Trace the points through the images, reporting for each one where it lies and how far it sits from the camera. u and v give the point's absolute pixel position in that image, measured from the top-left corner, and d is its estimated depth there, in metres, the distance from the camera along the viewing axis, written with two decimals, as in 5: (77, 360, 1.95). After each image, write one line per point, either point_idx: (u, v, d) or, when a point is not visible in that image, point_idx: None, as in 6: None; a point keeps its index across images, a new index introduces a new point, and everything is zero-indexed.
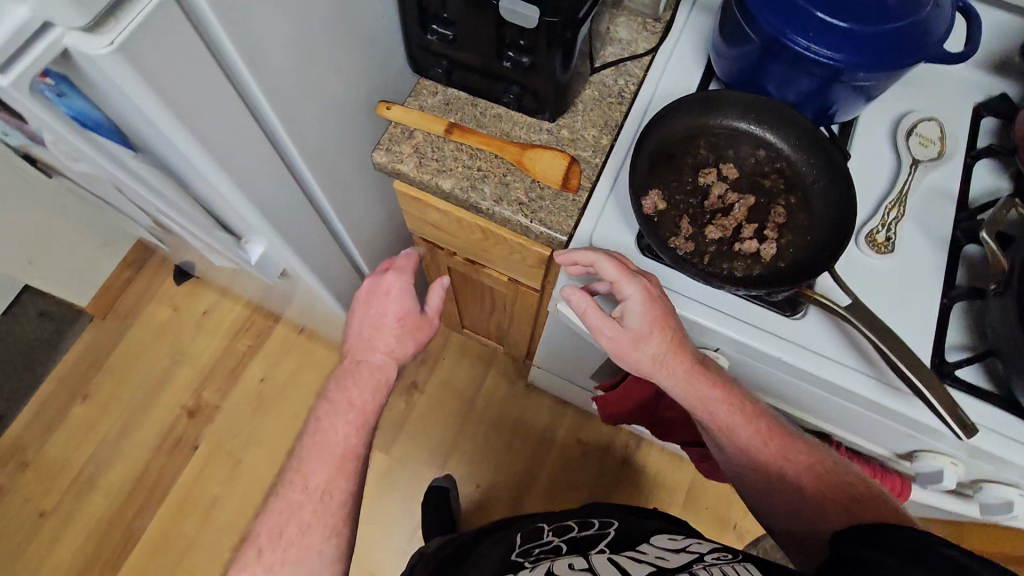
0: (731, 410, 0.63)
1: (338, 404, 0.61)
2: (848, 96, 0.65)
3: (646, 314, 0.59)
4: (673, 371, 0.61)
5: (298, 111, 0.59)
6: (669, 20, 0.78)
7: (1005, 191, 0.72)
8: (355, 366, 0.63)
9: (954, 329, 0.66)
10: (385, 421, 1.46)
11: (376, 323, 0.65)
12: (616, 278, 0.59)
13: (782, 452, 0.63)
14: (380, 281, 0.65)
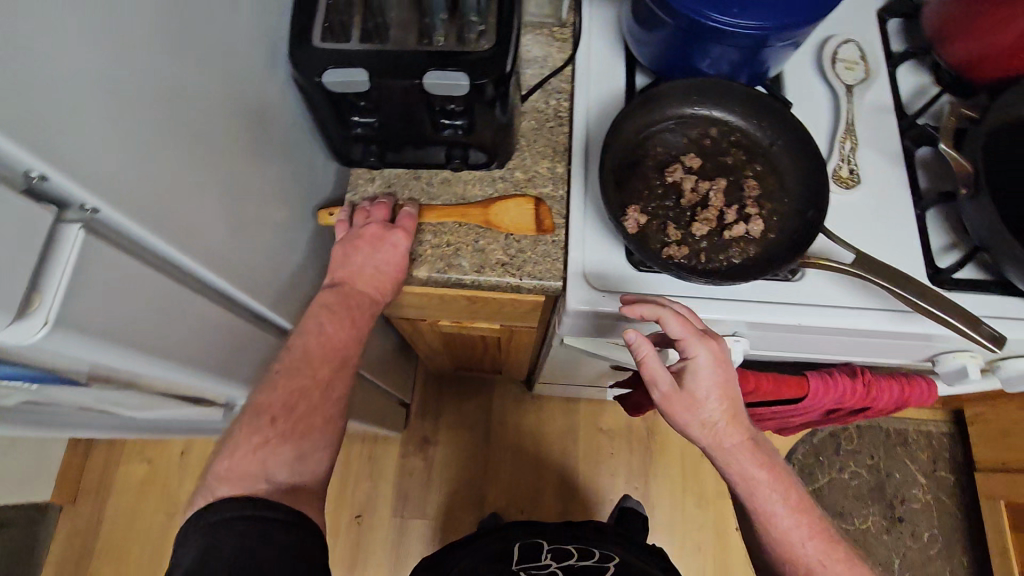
0: (773, 480, 0.63)
1: (331, 309, 0.59)
2: (777, 52, 0.65)
3: (715, 379, 0.58)
4: (721, 439, 0.61)
5: (249, 264, 0.52)
6: (575, 24, 0.75)
7: (932, 87, 0.75)
8: (350, 289, 0.60)
9: (935, 233, 0.68)
10: (410, 485, 1.41)
11: (376, 264, 0.61)
12: (685, 336, 0.57)
13: (809, 532, 0.64)
14: (391, 258, 0.61)
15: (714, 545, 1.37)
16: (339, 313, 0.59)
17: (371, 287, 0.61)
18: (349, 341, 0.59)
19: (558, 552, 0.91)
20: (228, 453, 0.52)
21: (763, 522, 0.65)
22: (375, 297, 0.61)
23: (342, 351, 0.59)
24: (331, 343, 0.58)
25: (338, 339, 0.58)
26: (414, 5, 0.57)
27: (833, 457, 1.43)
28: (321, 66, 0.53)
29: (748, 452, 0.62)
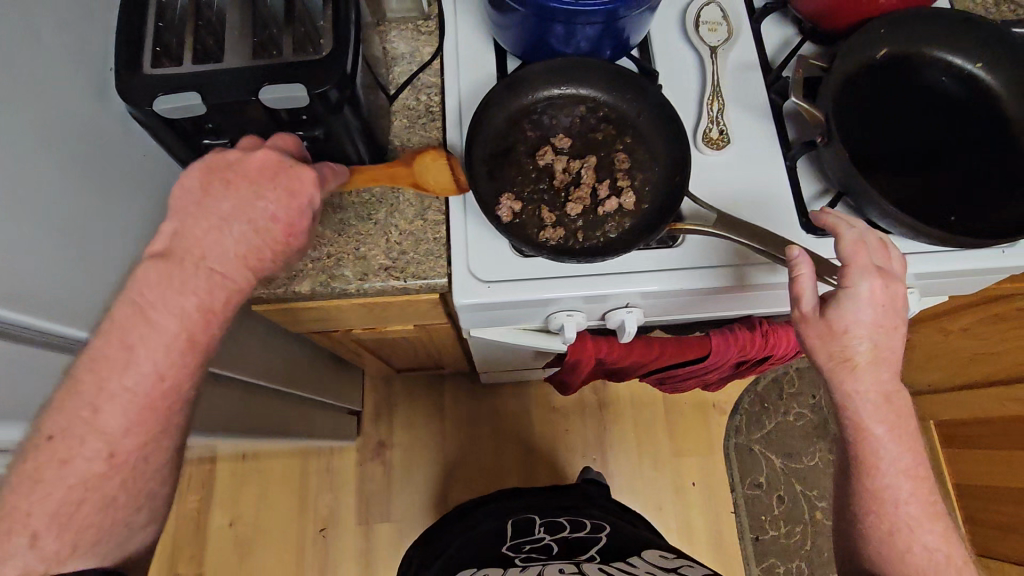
0: (895, 430, 0.60)
1: (158, 295, 0.46)
2: (633, 24, 0.65)
3: (867, 321, 0.56)
4: (860, 395, 0.58)
5: (51, 291, 0.48)
6: (439, 15, 0.74)
7: (794, 37, 0.76)
8: (193, 265, 0.47)
9: (807, 182, 0.69)
10: (373, 490, 1.42)
11: (245, 222, 0.47)
12: (850, 263, 0.57)
13: (914, 486, 0.61)
14: (275, 218, 0.48)
15: (674, 502, 1.42)
16: (166, 295, 0.46)
17: (227, 265, 0.47)
18: (182, 365, 0.47)
19: (552, 526, 0.96)
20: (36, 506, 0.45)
21: (868, 462, 0.61)
22: (230, 281, 0.48)
23: (174, 382, 0.47)
24: (159, 366, 0.46)
25: (161, 368, 0.46)
26: (246, 19, 0.55)
27: (777, 402, 1.49)
28: (151, 94, 0.51)
29: (879, 397, 0.59)
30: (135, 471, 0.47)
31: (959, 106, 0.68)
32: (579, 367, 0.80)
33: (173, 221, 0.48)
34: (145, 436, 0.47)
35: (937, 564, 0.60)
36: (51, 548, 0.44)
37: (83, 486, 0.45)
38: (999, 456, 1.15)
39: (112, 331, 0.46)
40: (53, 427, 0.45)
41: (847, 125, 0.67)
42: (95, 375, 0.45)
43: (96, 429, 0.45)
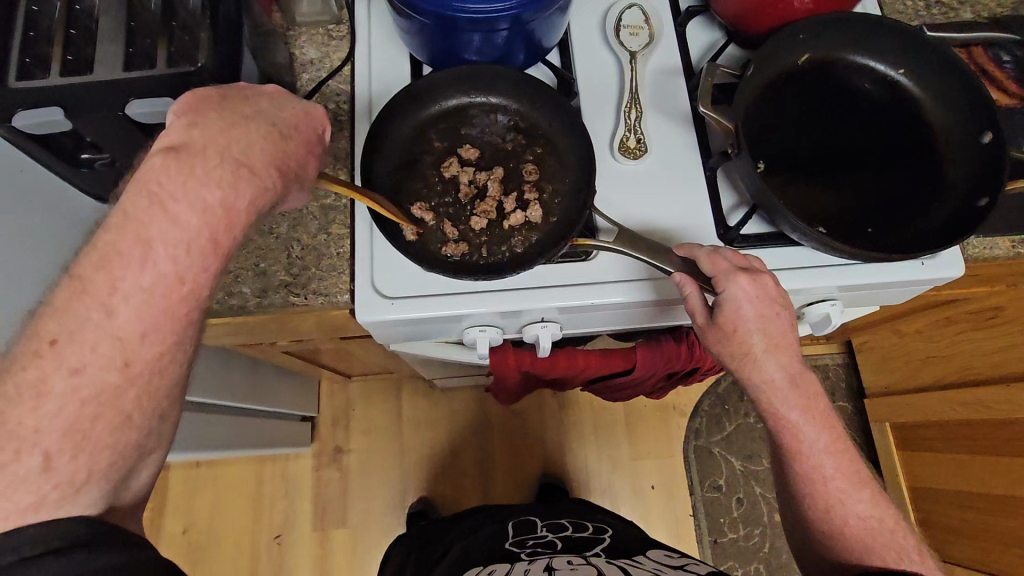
0: (807, 409, 0.58)
1: (180, 187, 0.40)
2: (546, 28, 0.62)
3: (752, 312, 0.55)
4: (766, 386, 0.58)
5: None
6: (350, 18, 0.71)
7: (720, 41, 0.73)
8: (219, 160, 0.42)
9: (726, 192, 0.67)
10: (329, 496, 1.40)
11: (268, 126, 0.46)
12: (715, 273, 0.55)
13: (838, 460, 0.59)
14: (294, 129, 0.48)
15: (633, 505, 1.40)
16: (188, 184, 0.40)
17: (255, 164, 0.44)
18: (205, 267, 0.41)
19: (554, 527, 0.95)
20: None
21: (789, 447, 0.60)
22: (257, 175, 0.44)
23: (193, 286, 0.41)
24: (181, 268, 0.40)
25: (181, 266, 0.40)
26: (118, 27, 0.53)
27: (737, 404, 1.46)
28: (10, 109, 0.49)
29: (784, 381, 0.57)
30: (152, 382, 0.39)
31: (879, 114, 0.67)
32: (505, 380, 0.78)
33: (181, 122, 0.43)
34: (164, 342, 0.40)
35: (877, 533, 0.58)
36: (64, 473, 0.36)
37: (96, 399, 0.37)
38: (951, 458, 1.14)
39: (121, 229, 0.39)
40: (59, 330, 0.37)
41: (765, 134, 0.65)
42: (105, 272, 0.38)
43: (109, 330, 0.38)
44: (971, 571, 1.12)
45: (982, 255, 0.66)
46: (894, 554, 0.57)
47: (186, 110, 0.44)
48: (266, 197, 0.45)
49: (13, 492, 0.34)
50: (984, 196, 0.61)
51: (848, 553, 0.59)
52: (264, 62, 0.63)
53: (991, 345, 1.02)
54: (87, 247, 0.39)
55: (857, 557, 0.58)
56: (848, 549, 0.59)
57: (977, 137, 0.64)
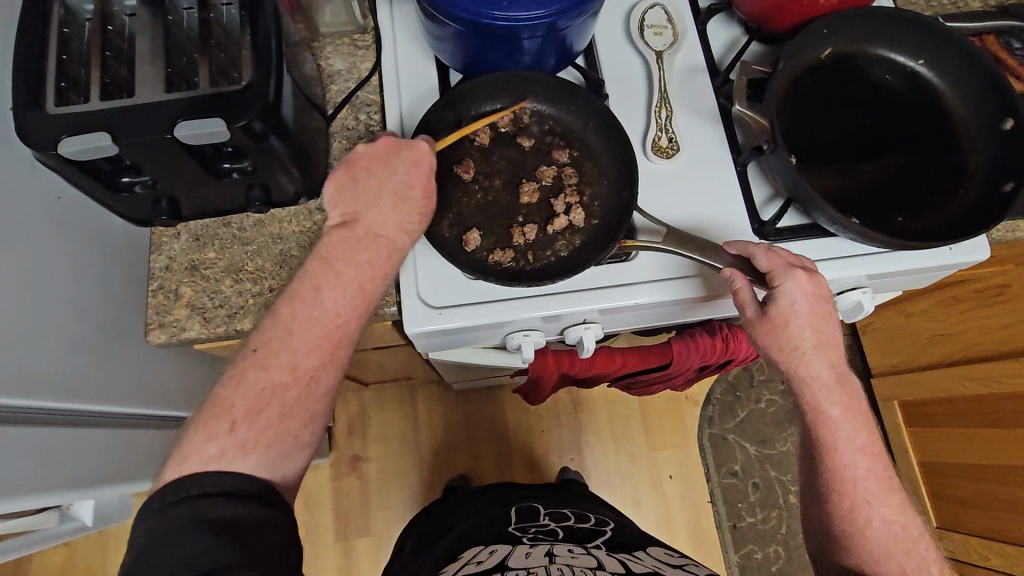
0: (849, 409, 0.58)
1: (342, 259, 0.52)
2: (577, 34, 0.61)
3: (806, 308, 0.56)
4: (812, 383, 0.58)
5: None
6: (375, 27, 0.71)
7: (741, 37, 0.75)
8: (367, 233, 0.54)
9: (758, 186, 0.69)
10: (349, 505, 1.37)
11: (391, 193, 0.55)
12: (771, 268, 0.57)
13: (871, 462, 0.59)
14: (410, 185, 0.55)
15: (651, 497, 1.38)
16: (348, 250, 0.52)
17: (390, 231, 0.54)
18: (355, 308, 0.52)
19: (556, 515, 0.91)
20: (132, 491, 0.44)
21: (825, 442, 0.59)
22: (391, 241, 0.54)
23: (346, 321, 0.52)
24: (340, 307, 0.51)
25: (340, 307, 0.51)
26: (157, 47, 0.52)
27: (748, 389, 1.46)
28: (54, 136, 0.48)
29: (830, 378, 0.58)
30: (311, 388, 0.50)
31: (902, 105, 0.69)
32: (541, 380, 0.79)
33: (335, 207, 0.55)
34: (323, 356, 0.50)
35: (897, 539, 0.58)
36: (243, 436, 0.47)
37: (270, 391, 0.48)
38: (959, 433, 1.17)
39: (303, 278, 0.51)
40: (257, 341, 0.50)
41: (795, 128, 0.67)
42: (288, 307, 0.51)
43: (287, 346, 0.49)
44: (983, 539, 1.16)
45: (1003, 238, 0.68)
46: (912, 562, 0.57)
47: (334, 198, 0.55)
48: (397, 257, 0.55)
49: (212, 441, 0.46)
50: (1010, 181, 0.63)
51: (866, 554, 0.58)
52: (296, 74, 0.62)
53: (994, 322, 1.06)
54: (285, 288, 0.52)
55: (874, 559, 0.57)
56: (867, 549, 0.58)
57: (997, 124, 0.66)
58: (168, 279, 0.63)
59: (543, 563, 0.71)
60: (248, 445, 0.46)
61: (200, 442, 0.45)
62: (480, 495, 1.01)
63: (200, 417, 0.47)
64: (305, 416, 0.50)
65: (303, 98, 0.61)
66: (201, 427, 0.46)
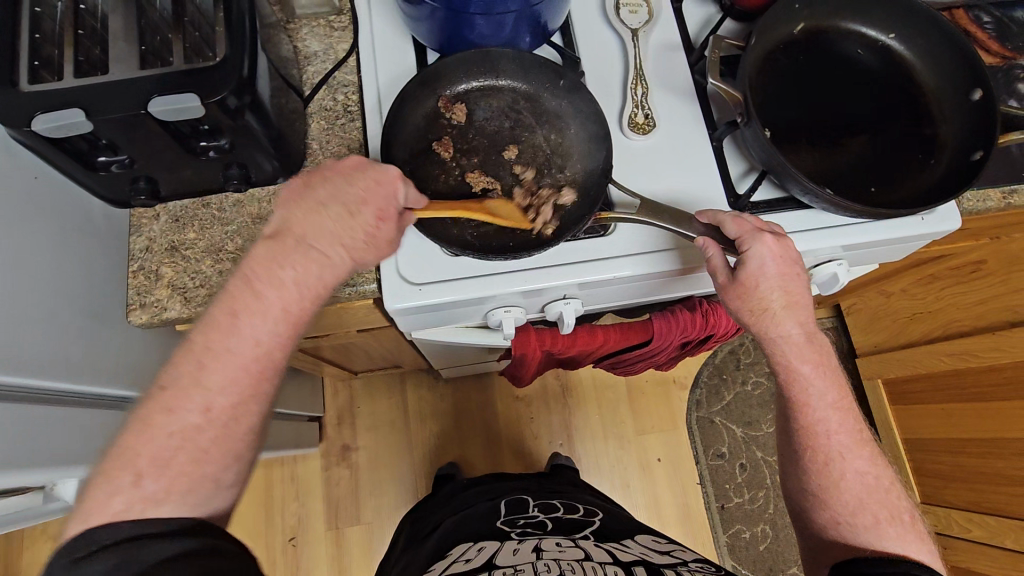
0: (820, 366, 0.60)
1: (265, 271, 0.50)
2: (550, 10, 0.61)
3: (775, 271, 0.57)
4: (783, 340, 0.59)
5: None
6: (351, 8, 0.71)
7: (715, 15, 0.75)
8: (300, 248, 0.51)
9: (734, 161, 0.69)
10: (340, 495, 1.37)
11: (338, 206, 0.52)
12: (740, 234, 0.58)
13: (843, 416, 0.60)
14: (364, 201, 0.53)
15: (640, 479, 1.39)
16: (274, 269, 0.50)
17: (326, 247, 0.52)
18: (278, 334, 0.50)
19: (544, 507, 0.90)
20: (83, 514, 0.43)
21: (799, 399, 0.60)
22: (326, 258, 0.52)
23: (269, 350, 0.50)
24: (258, 333, 0.49)
25: (259, 334, 0.49)
26: (130, 26, 0.52)
27: (735, 372, 1.48)
28: (28, 113, 0.48)
29: (800, 338, 0.59)
30: (228, 425, 0.48)
31: (874, 79, 0.70)
32: (527, 359, 0.79)
33: (281, 212, 0.53)
34: (240, 395, 0.49)
35: (871, 489, 0.58)
36: (151, 489, 0.45)
37: (180, 434, 0.47)
38: (940, 408, 1.19)
39: (224, 302, 0.50)
40: (166, 379, 0.48)
41: (768, 103, 0.68)
42: (206, 336, 0.49)
43: (198, 385, 0.47)
44: (965, 512, 1.18)
45: (975, 208, 0.69)
46: (885, 511, 0.57)
47: (280, 203, 0.53)
48: (331, 275, 0.52)
49: (116, 497, 0.44)
50: (979, 149, 0.65)
51: (840, 505, 0.58)
52: (273, 54, 0.62)
53: (971, 299, 1.08)
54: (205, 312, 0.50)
55: (849, 511, 0.58)
56: (841, 501, 0.58)
57: (967, 95, 0.67)
58: (150, 260, 0.64)
59: (532, 557, 0.69)
60: (156, 498, 0.45)
61: (103, 496, 0.44)
62: (475, 486, 1.02)
63: (103, 468, 0.46)
64: (226, 458, 0.48)
65: (279, 78, 0.61)
66: (102, 482, 0.44)
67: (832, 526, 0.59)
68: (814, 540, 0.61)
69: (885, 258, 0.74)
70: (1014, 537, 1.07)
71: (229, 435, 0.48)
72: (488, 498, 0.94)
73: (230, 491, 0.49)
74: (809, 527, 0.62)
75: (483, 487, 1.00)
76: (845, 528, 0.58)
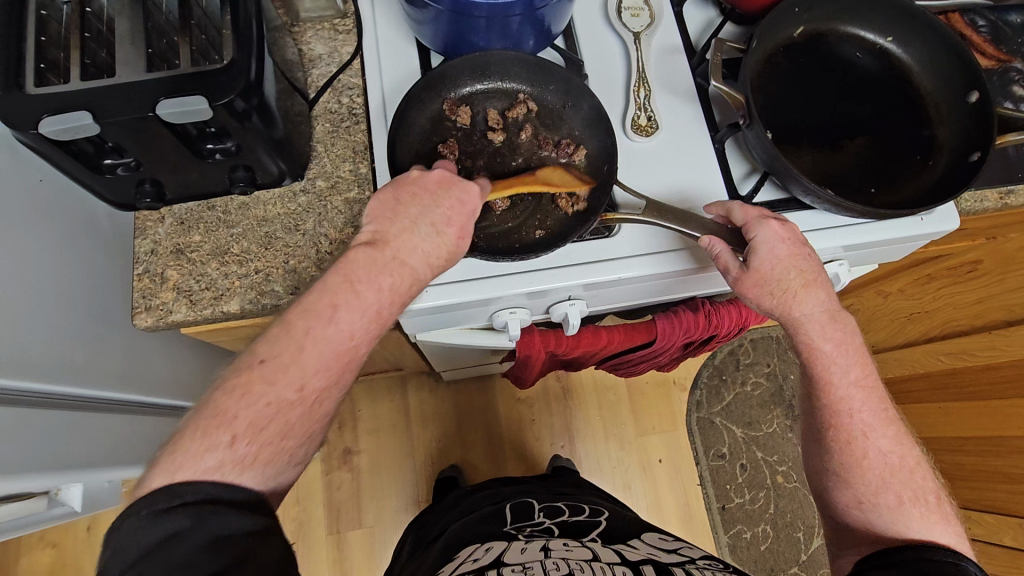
0: (843, 344, 0.60)
1: (364, 275, 0.52)
2: (554, 13, 0.62)
3: (784, 254, 0.59)
4: (802, 318, 0.59)
5: None
6: (356, 12, 0.72)
7: (716, 19, 0.76)
8: (395, 259, 0.53)
9: (736, 163, 0.70)
10: (341, 499, 1.36)
11: (429, 225, 0.55)
12: (748, 220, 0.60)
13: (866, 394, 0.60)
14: (451, 220, 0.56)
15: (641, 480, 1.40)
16: (371, 275, 0.52)
17: (416, 263, 0.54)
18: (368, 332, 0.52)
19: (551, 508, 0.90)
20: (171, 469, 0.43)
21: (821, 377, 0.60)
22: (415, 272, 0.54)
23: (357, 345, 0.52)
24: (354, 327, 0.51)
25: (353, 328, 0.51)
26: (136, 28, 0.52)
27: (734, 372, 1.48)
28: (35, 116, 0.48)
29: (822, 315, 0.60)
30: (313, 407, 0.49)
31: (873, 80, 0.71)
32: (530, 361, 0.80)
33: (374, 223, 0.55)
34: (330, 379, 0.50)
35: (894, 469, 0.58)
36: (242, 453, 0.45)
37: (275, 406, 0.47)
38: (939, 407, 1.21)
39: (323, 293, 0.51)
40: (267, 351, 0.48)
41: (770, 105, 0.68)
42: (304, 322, 0.50)
43: (268, 369, 0.48)
44: (964, 509, 1.19)
45: (973, 208, 0.70)
46: (908, 491, 0.57)
47: (374, 212, 0.55)
48: (417, 288, 0.55)
49: (210, 453, 0.44)
50: (977, 150, 0.66)
51: (863, 485, 0.58)
52: (278, 56, 0.62)
53: (968, 298, 1.07)
54: (302, 296, 0.51)
55: (871, 490, 0.58)
56: (864, 480, 0.58)
57: (965, 97, 0.68)
58: (154, 263, 0.64)
59: (540, 556, 0.69)
60: (246, 462, 0.45)
61: (197, 453, 0.44)
62: (480, 490, 1.02)
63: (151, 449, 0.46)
64: (307, 433, 0.49)
65: (285, 81, 0.61)
66: (200, 436, 0.44)
67: (854, 505, 0.59)
68: (837, 520, 0.62)
69: (886, 258, 0.75)
70: (1013, 534, 1.08)
71: (289, 416, 0.48)
72: (495, 499, 0.94)
73: (299, 467, 0.50)
74: (832, 507, 0.62)
75: (488, 490, 1.00)
76: (867, 507, 0.58)
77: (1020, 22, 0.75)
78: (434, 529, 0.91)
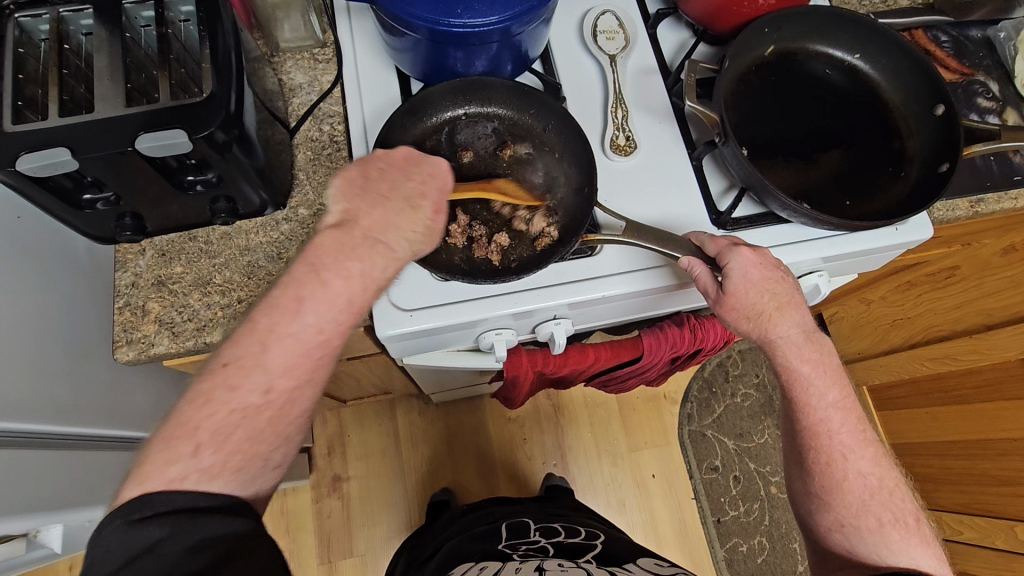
0: (819, 366, 0.60)
1: (331, 259, 0.51)
2: (530, 38, 0.63)
3: (757, 278, 0.59)
4: (780, 341, 0.60)
5: None
6: (335, 41, 0.73)
7: (689, 39, 0.78)
8: (366, 239, 0.53)
9: (714, 179, 0.71)
10: (331, 528, 1.33)
11: (400, 199, 0.56)
12: (719, 249, 0.61)
13: (845, 416, 0.60)
14: (423, 195, 0.57)
15: (635, 497, 1.38)
16: (340, 257, 0.51)
17: (390, 238, 0.54)
18: (341, 325, 0.51)
19: (546, 530, 0.89)
20: None
21: (800, 399, 0.60)
22: (391, 249, 0.54)
23: (329, 338, 0.50)
24: (320, 319, 0.49)
25: (322, 322, 0.50)
26: (115, 63, 0.52)
27: (724, 384, 1.49)
28: (12, 155, 0.48)
29: (800, 337, 0.60)
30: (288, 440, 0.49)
31: (843, 97, 0.73)
32: (521, 378, 0.79)
33: (342, 203, 0.55)
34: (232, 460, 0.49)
35: (874, 490, 0.58)
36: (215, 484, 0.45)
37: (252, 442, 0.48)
38: (926, 413, 1.22)
39: (289, 284, 0.50)
40: (227, 354, 0.48)
41: (745, 120, 0.70)
42: (269, 318, 0.49)
43: (258, 366, 0.47)
44: (957, 514, 1.20)
45: (946, 217, 0.72)
46: (889, 514, 0.57)
47: (340, 193, 0.55)
48: (394, 267, 0.54)
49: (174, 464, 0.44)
50: (945, 162, 0.67)
51: (844, 508, 0.58)
52: (259, 86, 0.62)
53: (950, 303, 1.06)
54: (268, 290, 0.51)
55: (853, 511, 0.58)
56: (844, 503, 0.58)
57: (930, 110, 0.70)
58: (136, 296, 0.63)
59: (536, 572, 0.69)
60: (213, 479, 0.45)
61: None
62: (473, 512, 0.99)
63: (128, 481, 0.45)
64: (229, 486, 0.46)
65: (265, 111, 0.62)
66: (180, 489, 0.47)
67: (836, 528, 0.59)
68: (818, 543, 0.62)
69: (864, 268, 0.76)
70: (1005, 537, 1.09)
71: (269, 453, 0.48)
72: (488, 520, 0.93)
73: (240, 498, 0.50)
74: (814, 529, 0.62)
75: (483, 510, 0.98)
76: (849, 531, 0.58)
77: (980, 37, 0.78)
78: (426, 553, 0.90)
